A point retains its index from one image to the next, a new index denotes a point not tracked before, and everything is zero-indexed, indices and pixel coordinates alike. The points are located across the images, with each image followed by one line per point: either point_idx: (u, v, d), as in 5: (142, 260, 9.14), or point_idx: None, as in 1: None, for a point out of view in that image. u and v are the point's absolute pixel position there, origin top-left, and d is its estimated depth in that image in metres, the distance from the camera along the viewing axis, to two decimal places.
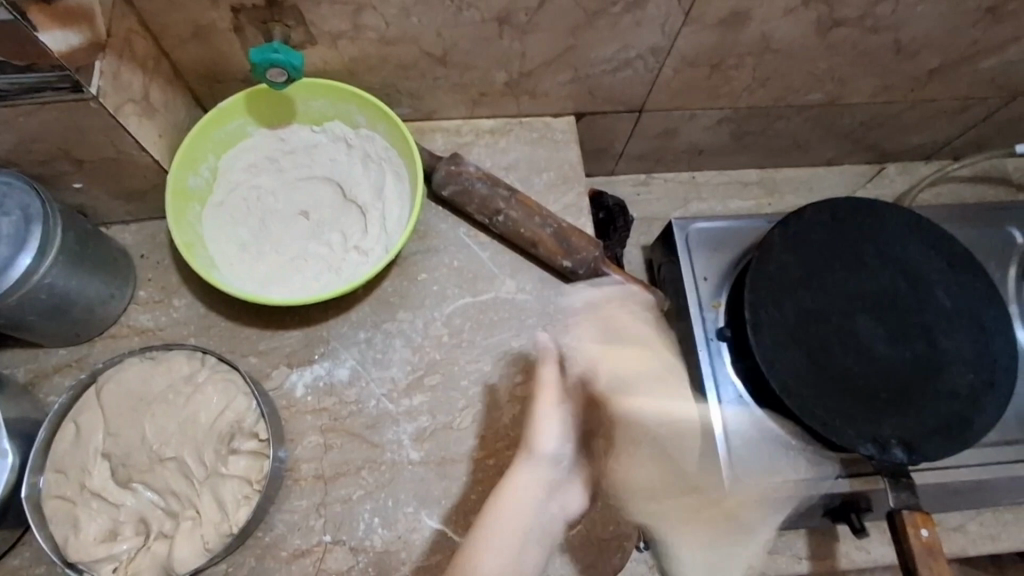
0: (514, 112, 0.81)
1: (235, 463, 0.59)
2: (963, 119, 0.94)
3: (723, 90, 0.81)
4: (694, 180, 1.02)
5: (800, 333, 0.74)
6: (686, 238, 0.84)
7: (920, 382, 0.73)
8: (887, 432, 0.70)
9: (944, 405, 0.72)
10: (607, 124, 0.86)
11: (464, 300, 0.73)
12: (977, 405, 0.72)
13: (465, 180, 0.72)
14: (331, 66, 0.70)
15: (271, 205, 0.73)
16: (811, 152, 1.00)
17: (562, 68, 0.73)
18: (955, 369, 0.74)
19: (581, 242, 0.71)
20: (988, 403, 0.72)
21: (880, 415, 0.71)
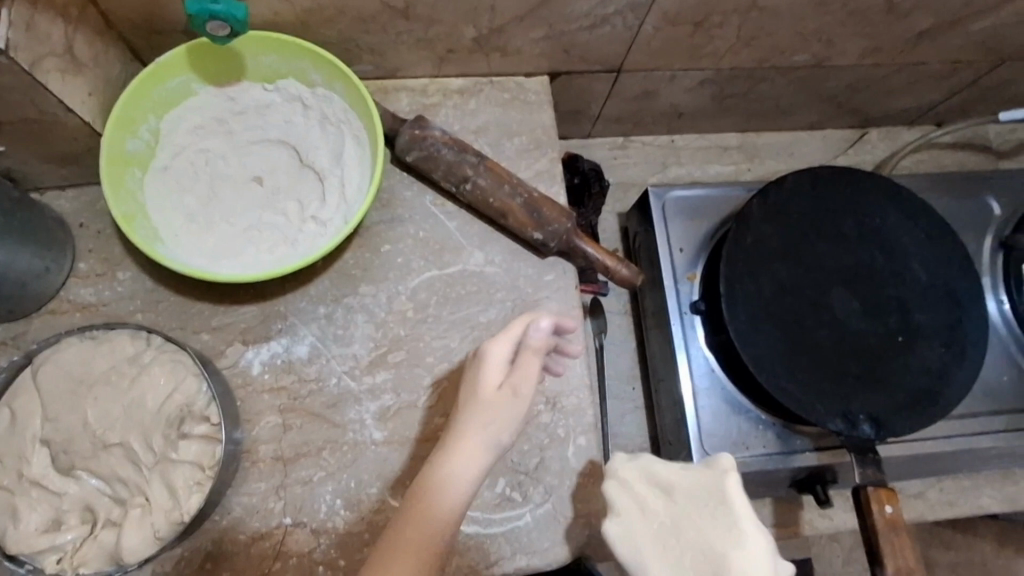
0: (484, 71, 0.76)
1: (186, 449, 0.56)
2: (950, 83, 0.91)
3: (705, 51, 0.76)
4: (672, 144, 0.99)
5: (776, 307, 0.72)
6: (662, 207, 0.81)
7: (893, 357, 0.72)
8: (857, 408, 0.69)
9: (915, 379, 0.72)
10: (583, 85, 0.81)
11: (430, 273, 0.69)
12: (947, 380, 0.72)
13: (431, 146, 0.67)
14: (282, 17, 0.64)
15: (222, 171, 0.68)
16: (794, 116, 0.96)
17: (535, 23, 0.68)
18: (929, 344, 0.73)
19: (552, 213, 0.67)
20: (958, 378, 0.72)
21: (852, 391, 0.70)
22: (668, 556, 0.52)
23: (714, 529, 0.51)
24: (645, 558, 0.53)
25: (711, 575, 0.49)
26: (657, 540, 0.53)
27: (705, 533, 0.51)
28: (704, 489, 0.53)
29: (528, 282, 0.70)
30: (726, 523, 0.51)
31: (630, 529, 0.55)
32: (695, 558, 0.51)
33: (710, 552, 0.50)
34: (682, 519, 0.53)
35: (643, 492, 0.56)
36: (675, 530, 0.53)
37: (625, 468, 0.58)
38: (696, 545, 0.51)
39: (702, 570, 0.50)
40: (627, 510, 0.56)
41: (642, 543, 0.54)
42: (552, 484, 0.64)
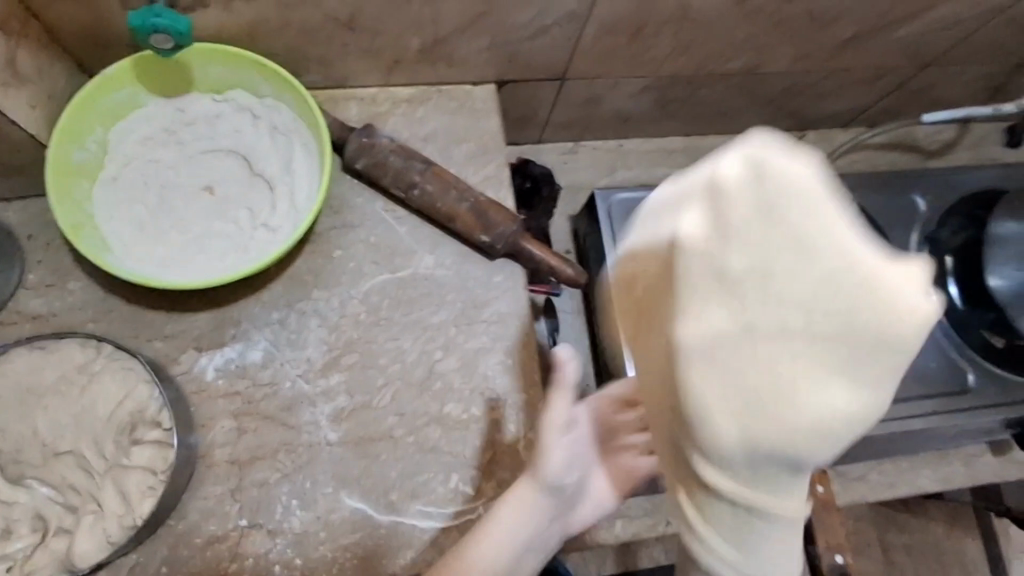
0: (432, 81, 0.78)
1: (138, 454, 0.57)
2: (878, 87, 0.96)
3: (644, 59, 0.80)
4: (621, 148, 1.02)
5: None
6: (608, 209, 0.84)
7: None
8: None
9: None
10: (530, 92, 0.84)
11: (382, 277, 0.71)
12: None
13: (379, 154, 0.70)
14: (228, 29, 0.65)
15: (172, 180, 0.68)
16: (735, 120, 1.01)
17: (478, 34, 0.71)
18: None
19: (499, 216, 0.70)
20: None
21: None
22: (738, 354, 0.36)
23: (843, 348, 0.34)
24: (709, 364, 0.37)
25: (787, 380, 0.36)
26: (741, 295, 0.35)
27: (807, 361, 0.35)
28: (871, 296, 0.33)
29: (478, 284, 0.72)
30: (860, 358, 0.34)
31: (711, 265, 0.35)
32: (776, 373, 0.36)
33: (802, 388, 0.36)
34: (799, 280, 0.34)
35: (765, 240, 0.34)
36: (797, 293, 0.34)
37: (782, 173, 0.33)
38: (839, 318, 0.34)
39: (778, 372, 0.36)
40: (741, 245, 0.34)
41: (716, 296, 0.36)
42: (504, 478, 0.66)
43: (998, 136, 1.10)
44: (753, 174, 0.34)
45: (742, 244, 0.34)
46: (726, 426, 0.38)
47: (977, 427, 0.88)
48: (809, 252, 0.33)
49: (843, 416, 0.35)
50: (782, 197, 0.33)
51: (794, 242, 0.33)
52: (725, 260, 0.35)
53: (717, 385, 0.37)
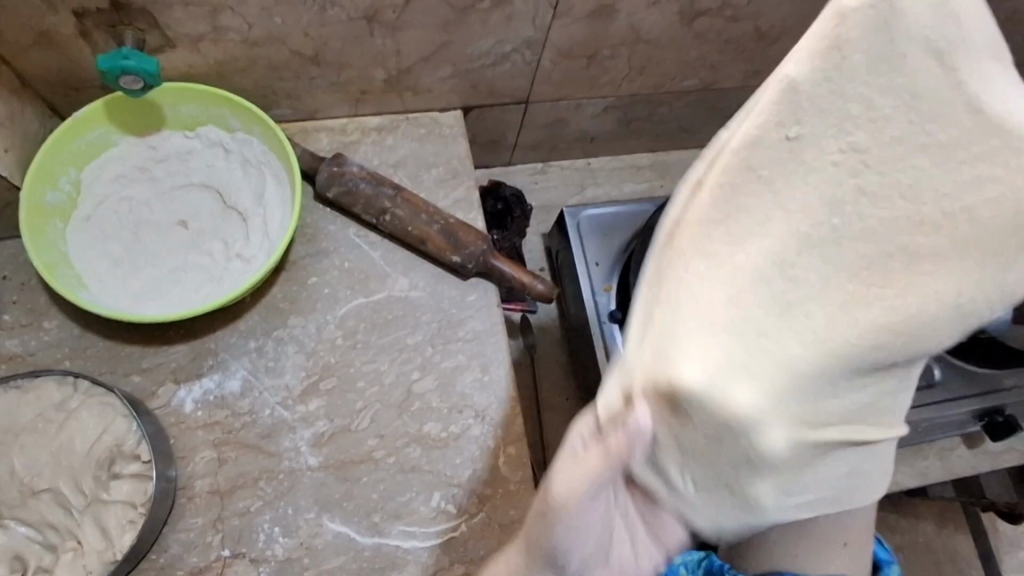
0: (400, 109, 0.81)
1: (118, 488, 0.57)
2: None
3: (603, 80, 0.84)
4: (589, 166, 1.05)
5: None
6: (577, 225, 0.87)
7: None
8: None
9: None
10: (496, 117, 0.87)
11: (357, 301, 0.73)
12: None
13: (349, 182, 0.72)
14: (196, 69, 0.67)
15: (145, 216, 0.70)
16: (698, 135, 1.04)
17: (441, 63, 0.74)
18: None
19: (469, 236, 0.72)
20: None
21: None
22: (849, 187, 0.39)
23: (976, 179, 0.38)
24: (825, 188, 0.39)
25: (911, 221, 0.39)
26: (883, 115, 0.38)
27: (957, 194, 0.38)
28: (996, 137, 0.38)
29: (452, 303, 0.74)
30: (994, 194, 0.38)
31: (834, 102, 0.38)
32: (909, 208, 0.39)
33: (927, 228, 0.39)
34: (939, 113, 0.38)
35: (913, 75, 0.38)
36: (929, 122, 0.38)
37: (905, 1, 0.37)
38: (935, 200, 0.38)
39: (913, 208, 0.39)
40: (884, 77, 0.38)
41: (833, 130, 0.38)
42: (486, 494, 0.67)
43: None
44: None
45: (882, 76, 0.38)
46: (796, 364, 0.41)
47: (948, 421, 0.90)
48: (964, 88, 0.37)
49: (949, 276, 0.39)
50: (920, 20, 0.37)
51: (952, 82, 0.38)
52: (851, 70, 0.38)
53: (819, 230, 0.39)
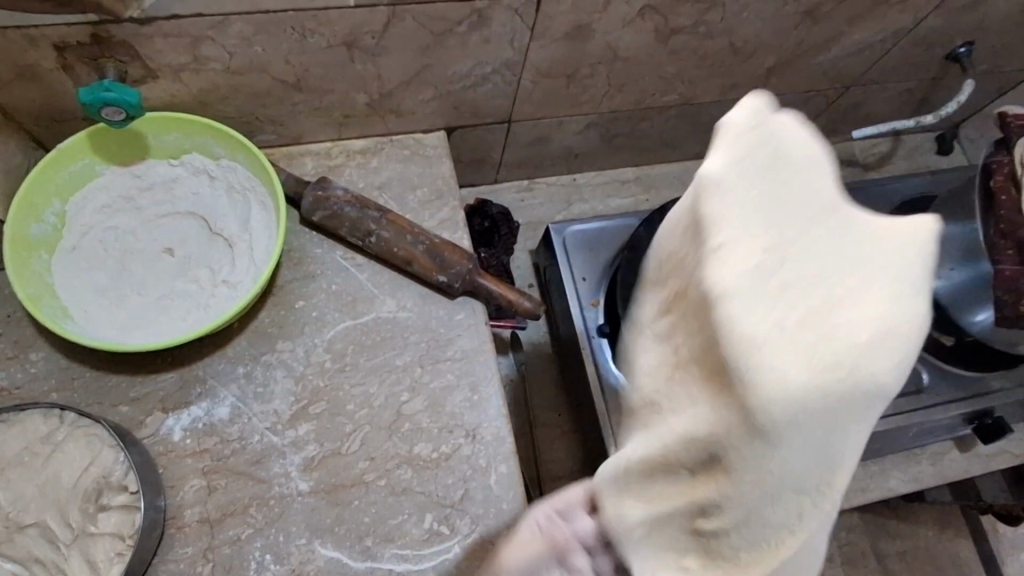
0: (384, 132, 0.81)
1: (105, 521, 0.56)
2: (809, 109, 1.02)
3: (583, 98, 0.85)
4: (574, 182, 1.06)
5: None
6: (563, 241, 0.87)
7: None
8: None
9: None
10: (480, 136, 0.88)
11: (345, 324, 0.73)
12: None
13: (333, 206, 0.72)
14: (179, 98, 0.68)
15: (131, 246, 0.70)
16: (680, 148, 1.05)
17: (422, 86, 0.75)
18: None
19: (454, 256, 0.72)
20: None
21: None
22: (783, 314, 0.32)
23: (883, 294, 0.32)
24: (762, 315, 0.32)
25: (839, 353, 0.32)
26: (775, 238, 0.33)
27: (858, 308, 0.32)
28: (878, 237, 0.33)
29: (440, 322, 0.74)
30: (908, 301, 0.32)
31: (755, 239, 0.33)
32: (825, 338, 0.32)
33: (858, 353, 0.32)
34: (814, 229, 0.33)
35: (803, 188, 0.34)
36: (823, 259, 0.33)
37: (778, 118, 0.35)
38: (853, 295, 0.32)
39: (839, 336, 0.32)
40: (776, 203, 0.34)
41: (758, 253, 0.33)
42: (478, 514, 0.67)
43: (930, 145, 1.16)
44: (758, 123, 0.35)
45: (775, 200, 0.34)
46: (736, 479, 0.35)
47: (939, 425, 0.91)
48: (835, 220, 0.33)
49: (886, 393, 0.32)
50: (785, 143, 0.34)
51: (812, 200, 0.34)
52: (758, 205, 0.34)
53: (778, 345, 0.32)
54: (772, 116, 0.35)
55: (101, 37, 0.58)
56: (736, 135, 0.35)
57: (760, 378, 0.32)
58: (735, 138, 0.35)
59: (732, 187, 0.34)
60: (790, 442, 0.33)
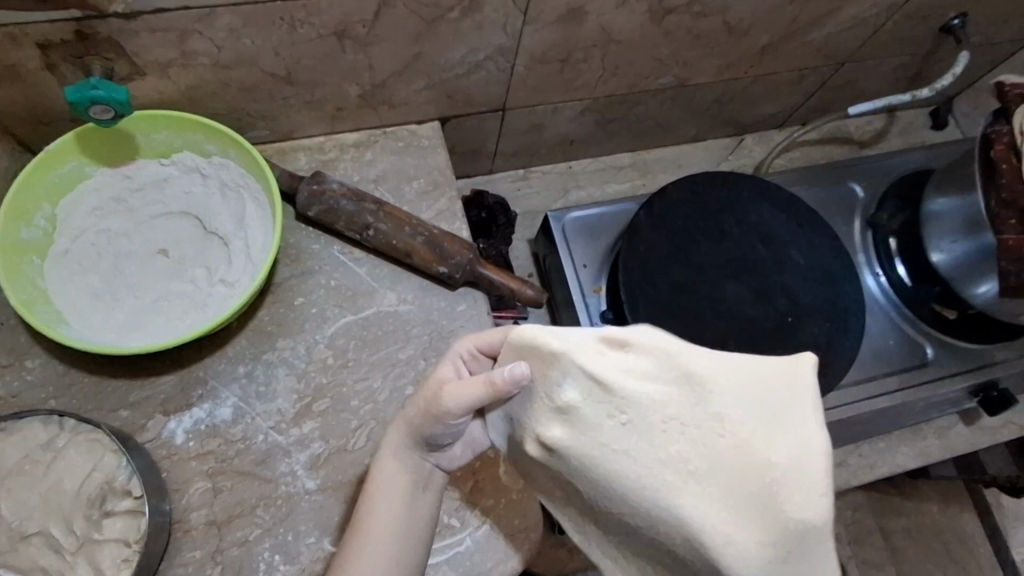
0: (376, 124, 0.80)
1: (110, 527, 0.55)
2: (804, 87, 1.01)
3: (578, 83, 0.83)
4: (570, 169, 1.04)
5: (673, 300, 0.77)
6: (563, 229, 0.85)
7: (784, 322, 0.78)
8: None
9: None
10: (474, 125, 0.87)
11: (346, 319, 0.72)
12: (830, 352, 0.77)
13: (328, 200, 0.70)
14: (168, 95, 0.67)
15: (125, 248, 0.69)
16: (675, 131, 1.04)
17: (414, 75, 0.73)
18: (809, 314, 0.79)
19: (453, 247, 0.71)
20: (845, 349, 0.78)
21: None
22: (710, 489, 0.42)
23: (769, 430, 0.43)
24: (693, 495, 0.42)
25: (756, 485, 0.42)
26: (656, 401, 0.44)
27: (751, 433, 0.43)
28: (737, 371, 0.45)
29: (442, 314, 0.73)
30: (781, 433, 0.43)
31: (635, 400, 0.44)
32: (745, 502, 0.42)
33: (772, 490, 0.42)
34: (689, 385, 0.44)
35: (678, 377, 0.44)
36: (720, 438, 0.43)
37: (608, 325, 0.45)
38: (745, 428, 0.43)
39: (754, 491, 0.42)
40: (653, 400, 0.44)
41: (637, 438, 0.44)
42: (487, 505, 0.66)
43: (924, 120, 1.16)
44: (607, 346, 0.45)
45: (657, 399, 0.44)
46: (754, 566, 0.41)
47: (943, 399, 0.91)
48: (693, 384, 0.44)
49: (819, 513, 0.41)
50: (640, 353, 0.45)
51: (680, 387, 0.44)
52: (640, 410, 0.44)
53: (712, 511, 0.42)
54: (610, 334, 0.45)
55: (84, 33, 0.57)
56: (597, 368, 0.44)
57: (720, 541, 0.41)
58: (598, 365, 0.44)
59: (610, 401, 0.44)
60: None
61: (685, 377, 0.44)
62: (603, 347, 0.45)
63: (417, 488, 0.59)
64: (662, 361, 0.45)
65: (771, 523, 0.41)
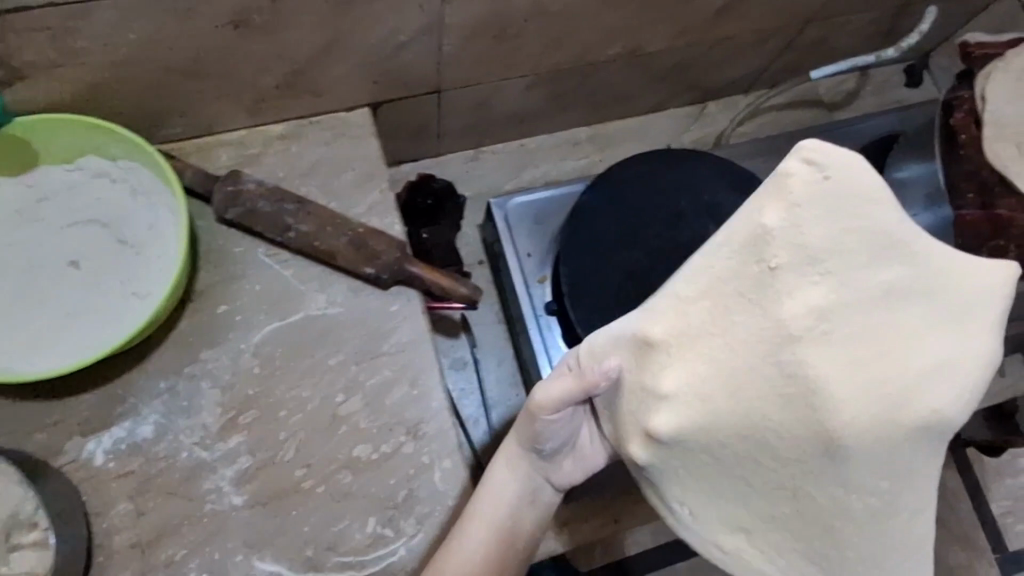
0: (300, 112, 0.74)
1: (17, 561, 0.53)
2: (768, 49, 0.92)
3: (517, 58, 0.76)
4: (523, 148, 0.97)
5: (618, 288, 0.73)
6: (505, 217, 0.81)
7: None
8: None
9: None
10: (411, 108, 0.81)
11: (273, 326, 0.68)
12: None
13: (247, 201, 0.66)
14: (61, 97, 0.62)
15: (32, 261, 0.65)
16: (633, 101, 0.96)
17: (332, 62, 0.67)
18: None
19: (380, 245, 0.67)
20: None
21: None
22: (852, 353, 0.41)
23: (941, 310, 0.42)
24: (830, 356, 0.40)
25: (905, 350, 0.41)
26: (849, 251, 0.40)
27: (926, 307, 0.42)
28: (941, 259, 0.42)
29: (374, 315, 0.70)
30: (949, 334, 0.42)
31: (824, 241, 0.40)
32: (883, 378, 0.41)
33: (920, 361, 0.41)
34: (888, 246, 0.41)
35: (880, 236, 0.41)
36: (881, 308, 0.41)
37: (844, 162, 0.40)
38: (917, 296, 0.42)
39: (895, 370, 0.41)
40: (834, 248, 0.40)
41: (814, 277, 0.40)
42: (423, 513, 0.65)
43: (899, 78, 1.09)
44: (820, 176, 0.40)
45: (835, 255, 0.40)
46: (863, 415, 0.41)
47: None
48: (896, 248, 0.41)
49: (943, 410, 0.42)
50: (851, 195, 0.40)
51: (866, 250, 0.41)
52: (815, 258, 0.40)
53: (852, 359, 0.41)
54: (832, 161, 0.40)
55: None
56: (795, 190, 0.40)
57: (848, 391, 0.41)
58: (797, 193, 0.40)
59: (787, 237, 0.40)
60: (875, 433, 0.42)
61: (885, 240, 0.41)
62: (828, 183, 0.40)
63: (523, 498, 0.62)
64: (876, 220, 0.41)
65: (902, 387, 0.41)
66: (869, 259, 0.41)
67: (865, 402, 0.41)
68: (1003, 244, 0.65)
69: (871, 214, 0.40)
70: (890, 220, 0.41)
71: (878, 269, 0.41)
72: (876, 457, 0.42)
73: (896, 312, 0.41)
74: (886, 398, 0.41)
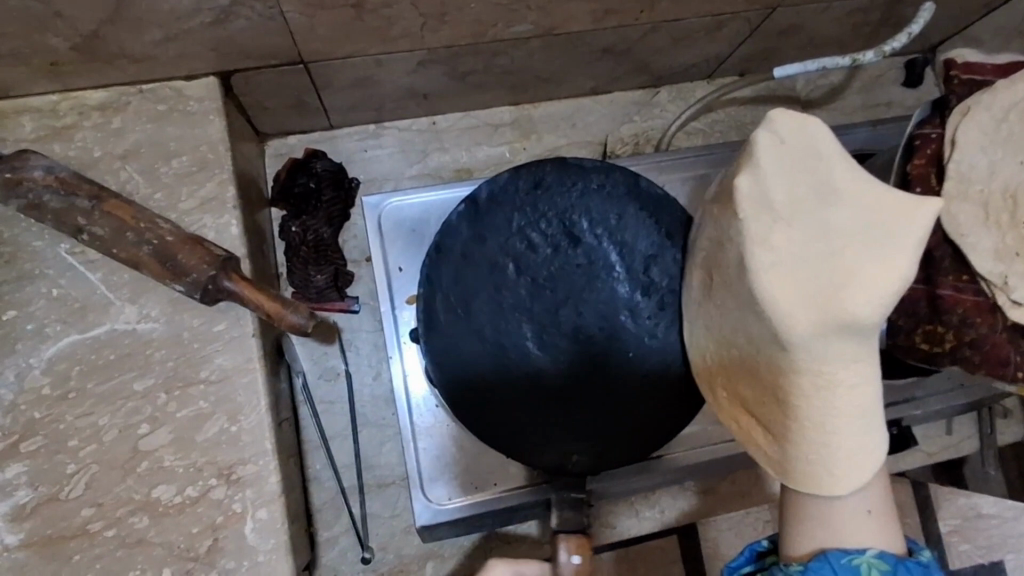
0: (125, 79, 0.60)
1: None
2: (726, 36, 0.76)
3: (395, 32, 0.61)
4: (434, 126, 0.83)
5: (490, 329, 0.62)
6: (378, 219, 0.69)
7: (617, 364, 0.63)
8: (570, 443, 0.62)
9: (640, 405, 0.63)
10: (272, 80, 0.66)
11: (71, 339, 0.58)
12: (679, 404, 0.63)
13: (30, 193, 0.55)
14: None
15: None
16: (564, 83, 0.81)
17: (135, 25, 0.52)
18: (645, 363, 0.63)
19: (189, 258, 0.56)
20: (695, 408, 0.63)
21: (563, 420, 0.62)
22: (804, 277, 0.44)
23: (877, 233, 0.44)
24: (780, 278, 0.44)
25: (842, 266, 0.44)
26: (796, 192, 0.45)
27: (865, 229, 0.44)
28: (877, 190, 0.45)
29: (193, 335, 0.60)
30: (883, 252, 0.44)
31: (776, 188, 0.45)
32: (831, 296, 0.44)
33: (850, 272, 0.44)
34: (828, 187, 0.45)
35: (819, 177, 0.45)
36: (832, 234, 0.44)
37: (790, 128, 0.46)
38: (854, 221, 0.44)
39: (831, 283, 0.44)
40: (784, 192, 0.45)
41: (772, 218, 0.45)
42: (227, 567, 0.57)
43: (895, 74, 0.92)
44: (779, 139, 0.45)
45: (793, 198, 0.45)
46: (803, 322, 0.44)
47: None
48: (835, 188, 0.45)
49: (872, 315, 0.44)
50: (799, 149, 0.45)
51: (811, 191, 0.45)
52: (772, 202, 0.45)
53: (794, 277, 0.44)
54: (785, 124, 0.46)
55: None
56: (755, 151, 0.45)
57: (791, 302, 0.44)
58: (757, 155, 0.45)
59: (750, 188, 0.45)
60: (813, 336, 0.45)
61: (827, 183, 0.45)
62: (779, 143, 0.45)
63: None
64: (819, 168, 0.45)
65: (839, 293, 0.44)
66: (812, 197, 0.45)
67: (806, 310, 0.44)
68: (936, 328, 0.55)
69: (813, 163, 0.45)
70: (827, 167, 0.45)
71: (822, 201, 0.45)
72: (819, 354, 0.46)
73: (838, 236, 0.44)
74: (822, 304, 0.44)
